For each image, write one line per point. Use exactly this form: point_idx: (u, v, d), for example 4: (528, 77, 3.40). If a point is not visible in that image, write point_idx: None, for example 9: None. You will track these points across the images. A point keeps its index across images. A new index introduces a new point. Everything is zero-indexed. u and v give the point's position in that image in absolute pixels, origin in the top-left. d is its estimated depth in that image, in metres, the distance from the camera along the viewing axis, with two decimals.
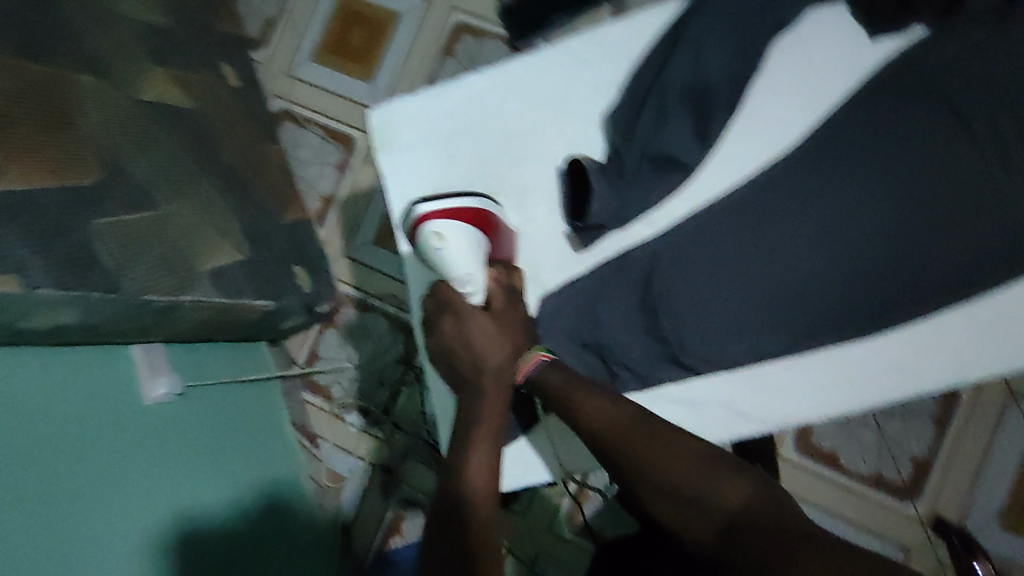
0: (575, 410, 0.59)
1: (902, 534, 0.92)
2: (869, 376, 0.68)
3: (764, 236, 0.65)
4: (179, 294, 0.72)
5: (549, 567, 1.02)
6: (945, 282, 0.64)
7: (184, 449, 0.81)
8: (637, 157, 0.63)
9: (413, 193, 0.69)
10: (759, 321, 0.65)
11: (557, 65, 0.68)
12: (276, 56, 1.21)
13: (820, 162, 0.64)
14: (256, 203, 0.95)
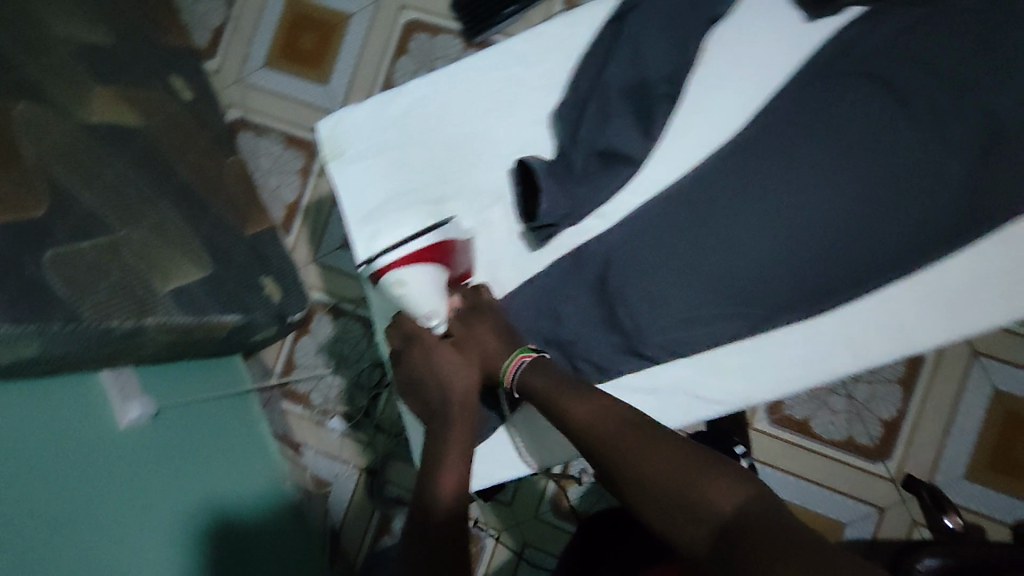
0: (563, 413, 0.56)
1: (875, 495, 0.95)
2: (818, 353, 0.68)
3: (713, 219, 0.67)
4: (141, 317, 0.73)
5: (537, 554, 1.03)
6: (887, 256, 0.66)
7: (167, 469, 0.81)
8: (584, 152, 0.63)
9: (368, 200, 0.67)
10: (714, 313, 0.67)
11: (505, 64, 0.68)
12: (226, 65, 1.19)
13: (763, 148, 0.67)
14: (215, 218, 0.95)
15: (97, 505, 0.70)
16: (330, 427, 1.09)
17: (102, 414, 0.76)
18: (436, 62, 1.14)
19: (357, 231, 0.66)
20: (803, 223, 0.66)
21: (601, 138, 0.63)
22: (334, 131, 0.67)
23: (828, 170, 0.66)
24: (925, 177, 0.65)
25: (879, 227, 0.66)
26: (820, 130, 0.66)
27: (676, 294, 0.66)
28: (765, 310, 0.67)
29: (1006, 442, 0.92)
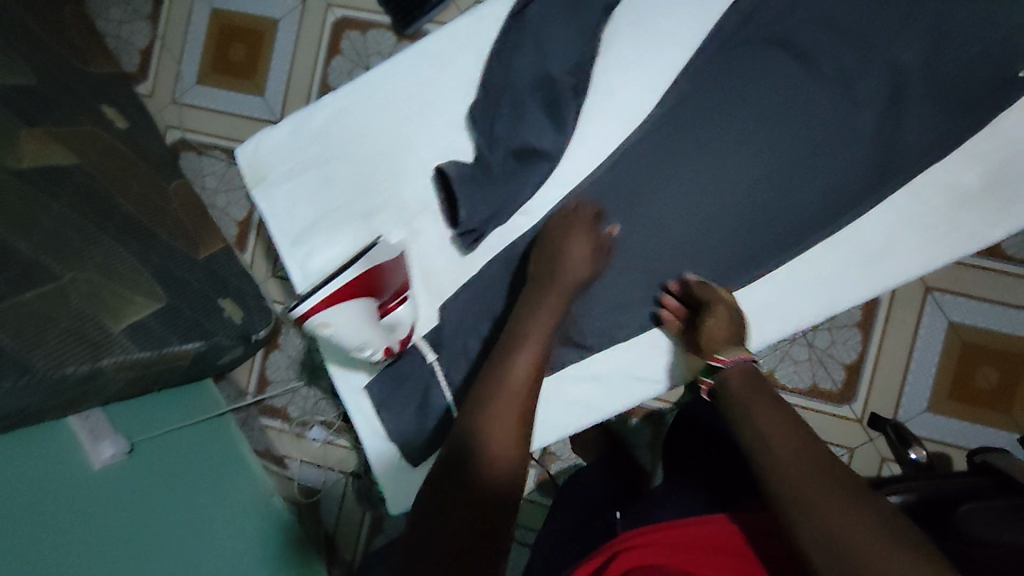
0: (751, 422, 0.61)
1: (845, 438, 0.98)
2: (793, 298, 0.77)
3: (633, 205, 0.76)
4: (98, 359, 0.73)
5: (528, 533, 1.06)
6: (797, 219, 0.75)
7: (151, 502, 0.82)
8: (501, 149, 0.71)
9: (294, 214, 0.76)
10: (634, 282, 0.78)
11: (414, 68, 0.76)
12: (158, 86, 1.17)
13: (676, 131, 0.74)
14: (164, 247, 0.95)
15: (81, 548, 0.71)
16: (311, 437, 1.11)
17: (74, 459, 0.77)
18: (369, 58, 1.11)
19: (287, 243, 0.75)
20: (710, 195, 0.75)
21: (516, 134, 0.71)
22: (256, 153, 0.77)
23: (737, 144, 0.74)
24: (823, 139, 0.73)
25: (785, 191, 0.74)
26: (722, 107, 0.74)
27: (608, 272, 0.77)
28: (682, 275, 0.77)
29: (965, 372, 0.95)
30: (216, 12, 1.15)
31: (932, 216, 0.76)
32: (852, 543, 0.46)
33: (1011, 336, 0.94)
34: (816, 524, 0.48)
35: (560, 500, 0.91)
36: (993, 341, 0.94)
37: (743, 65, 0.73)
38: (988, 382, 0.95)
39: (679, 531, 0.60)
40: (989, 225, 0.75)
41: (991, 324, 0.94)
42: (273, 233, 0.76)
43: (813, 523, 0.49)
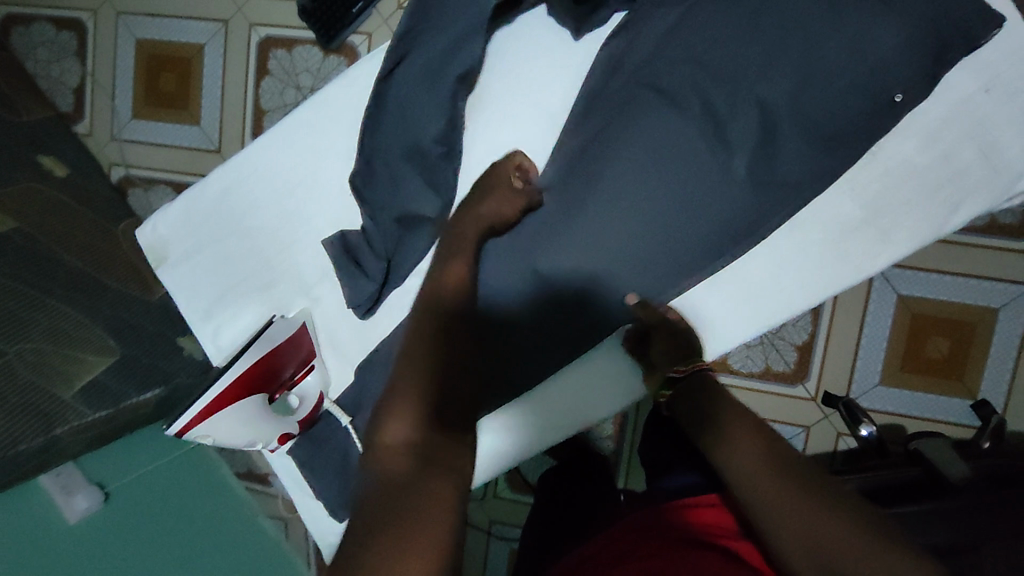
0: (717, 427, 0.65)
1: (800, 415, 1.00)
2: (764, 297, 0.74)
3: (526, 281, 0.71)
4: (50, 430, 0.78)
5: (506, 528, 1.10)
6: (732, 217, 0.69)
7: (134, 542, 0.87)
8: (384, 220, 0.72)
9: (197, 290, 0.78)
10: (544, 344, 0.74)
11: (301, 136, 0.75)
12: (96, 124, 1.16)
13: (560, 196, 0.71)
14: (115, 295, 0.96)
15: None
16: None
17: (47, 517, 0.83)
18: (299, 77, 1.09)
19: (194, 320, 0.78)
20: (598, 255, 0.70)
21: (395, 200, 0.72)
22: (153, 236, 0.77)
23: (627, 202, 0.69)
24: (715, 183, 0.68)
25: (677, 249, 0.70)
26: (603, 167, 0.69)
27: (539, 309, 0.72)
28: (583, 334, 0.74)
29: (916, 343, 0.95)
30: (141, 43, 1.13)
31: None
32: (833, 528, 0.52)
33: (960, 305, 0.93)
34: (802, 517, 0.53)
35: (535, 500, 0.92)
36: (942, 311, 0.94)
37: (619, 124, 0.69)
38: (939, 351, 0.95)
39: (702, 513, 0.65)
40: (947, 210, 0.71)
41: (940, 295, 0.93)
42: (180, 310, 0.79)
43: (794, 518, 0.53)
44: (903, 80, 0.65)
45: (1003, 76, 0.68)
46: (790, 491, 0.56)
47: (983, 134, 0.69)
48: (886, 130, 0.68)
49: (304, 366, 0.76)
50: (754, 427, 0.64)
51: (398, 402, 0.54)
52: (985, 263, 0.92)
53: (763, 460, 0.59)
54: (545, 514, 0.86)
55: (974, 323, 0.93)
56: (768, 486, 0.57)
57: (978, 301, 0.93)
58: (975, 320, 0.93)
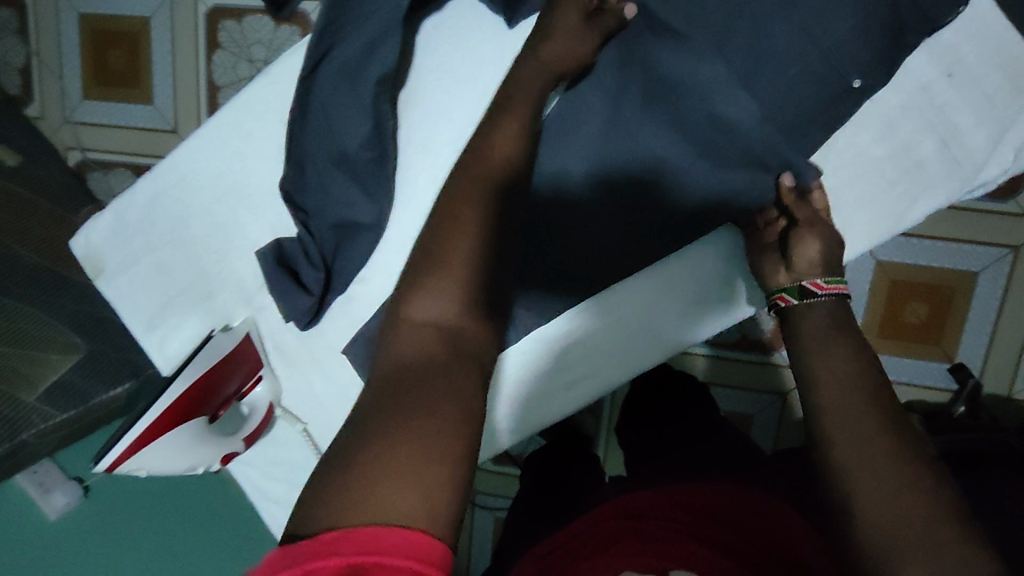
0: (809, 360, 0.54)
1: (778, 383, 0.99)
2: (889, 192, 0.67)
3: (585, 175, 0.67)
4: (15, 436, 0.78)
5: (489, 499, 1.12)
6: (810, 94, 0.62)
7: (114, 531, 0.89)
8: (319, 228, 0.69)
9: (139, 301, 0.76)
10: (609, 242, 0.68)
11: (225, 142, 0.71)
12: (47, 105, 1.11)
13: (565, 131, 0.67)
14: (79, 288, 0.94)
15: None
16: None
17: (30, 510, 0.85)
18: (251, 48, 1.04)
19: (145, 331, 0.76)
20: (669, 134, 0.65)
21: (331, 207, 0.68)
22: (90, 247, 0.74)
23: (632, 140, 0.66)
24: (715, 126, 0.64)
25: (692, 177, 0.66)
26: (613, 104, 0.66)
27: (614, 194, 0.67)
28: (596, 271, 0.69)
29: (894, 310, 0.93)
30: (84, 17, 1.07)
31: None
32: (897, 491, 0.44)
33: (940, 270, 0.91)
34: (870, 481, 0.45)
35: (523, 476, 0.88)
36: (920, 277, 0.92)
37: (632, 56, 0.65)
38: (917, 317, 0.93)
39: (702, 512, 0.59)
40: (908, 201, 0.67)
41: (918, 260, 0.91)
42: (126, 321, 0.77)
43: (856, 475, 0.46)
44: (862, 63, 0.61)
45: (964, 59, 0.64)
46: (879, 435, 0.47)
47: (945, 122, 0.65)
48: (845, 117, 0.63)
49: (248, 379, 0.74)
50: (860, 366, 0.52)
51: (439, 282, 0.44)
52: (960, 227, 0.89)
53: (857, 390, 0.50)
54: (526, 502, 0.81)
55: (953, 289, 0.91)
56: (852, 412, 0.48)
57: (956, 268, 0.90)
58: (953, 287, 0.91)
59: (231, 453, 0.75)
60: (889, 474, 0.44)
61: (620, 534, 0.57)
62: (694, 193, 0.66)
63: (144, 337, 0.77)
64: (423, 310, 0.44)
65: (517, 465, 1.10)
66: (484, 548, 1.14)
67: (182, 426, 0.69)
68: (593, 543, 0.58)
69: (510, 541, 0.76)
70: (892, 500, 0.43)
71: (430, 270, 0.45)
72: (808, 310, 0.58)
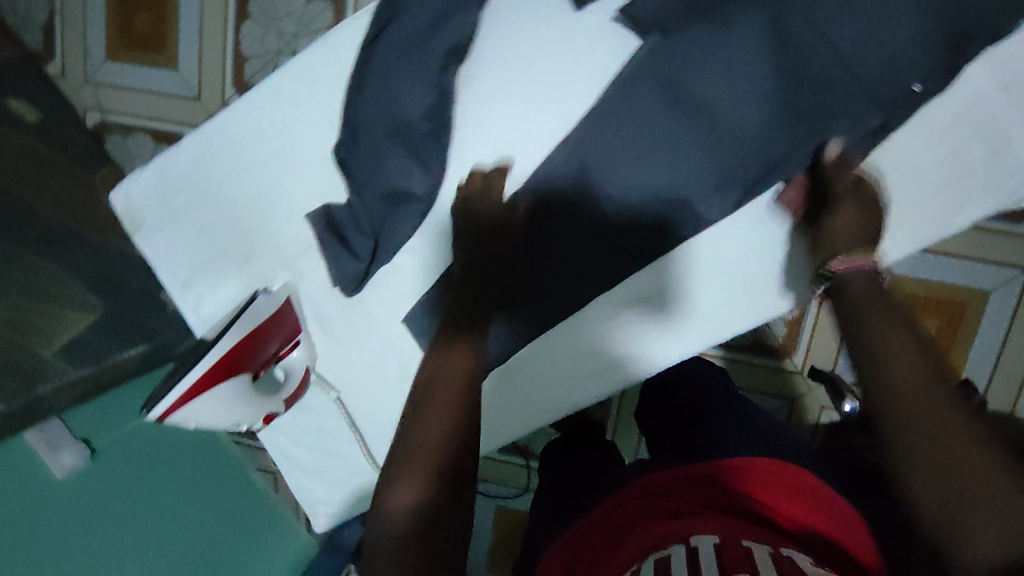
0: (869, 334, 0.54)
1: (786, 386, 1.01)
2: (927, 202, 0.69)
3: (636, 147, 0.66)
4: (31, 391, 0.80)
5: (492, 487, 1.13)
6: (871, 95, 0.62)
7: (128, 485, 0.91)
8: (370, 195, 0.71)
9: (174, 257, 0.77)
10: (653, 212, 0.67)
11: (272, 106, 0.73)
12: (69, 65, 1.10)
13: (616, 118, 0.66)
14: (95, 250, 0.93)
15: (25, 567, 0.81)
16: None
17: (34, 468, 0.84)
18: (282, 21, 1.03)
19: (178, 285, 0.78)
20: (728, 112, 0.64)
21: (381, 176, 0.70)
22: (128, 202, 0.76)
23: (682, 135, 0.65)
24: (764, 124, 0.64)
25: (749, 153, 0.65)
26: (667, 97, 0.65)
27: (662, 168, 0.66)
28: (625, 253, 0.69)
29: None
30: None
31: None
32: (984, 477, 0.43)
33: (956, 287, 0.92)
34: (959, 461, 0.44)
35: (544, 459, 0.89)
36: (934, 292, 0.93)
37: (691, 49, 0.63)
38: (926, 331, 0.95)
39: (734, 489, 0.61)
40: (946, 214, 0.69)
41: (937, 275, 0.92)
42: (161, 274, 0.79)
43: (937, 454, 0.45)
44: (921, 68, 0.61)
45: (1020, 74, 0.65)
46: (963, 423, 0.46)
47: (990, 138, 0.67)
48: (899, 121, 0.64)
49: (287, 343, 0.74)
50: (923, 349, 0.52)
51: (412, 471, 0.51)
52: (982, 247, 0.90)
53: (920, 372, 0.50)
54: (549, 484, 0.83)
55: (968, 305, 0.93)
56: (925, 393, 0.48)
57: (973, 285, 0.92)
58: (968, 304, 0.93)
59: (272, 413, 0.76)
60: (973, 460, 0.44)
61: (653, 513, 0.60)
62: (744, 172, 0.66)
63: (175, 289, 0.78)
64: (400, 496, 0.50)
65: (523, 455, 1.10)
66: (483, 535, 1.15)
67: (227, 381, 0.70)
68: (629, 520, 0.61)
69: (537, 519, 0.79)
70: (981, 485, 0.43)
71: (412, 457, 0.52)
72: (842, 286, 0.60)
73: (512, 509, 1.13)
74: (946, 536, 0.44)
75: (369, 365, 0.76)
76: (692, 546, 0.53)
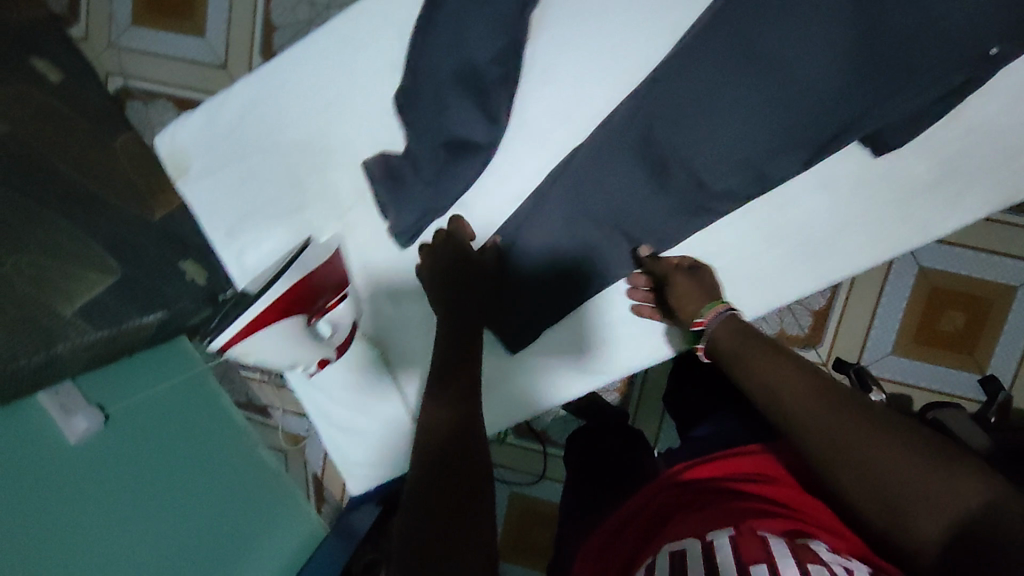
0: (755, 379, 0.61)
1: None
2: (976, 176, 0.73)
3: (710, 100, 0.68)
4: (50, 348, 0.73)
5: (506, 472, 1.11)
6: (950, 56, 0.62)
7: (140, 457, 0.89)
8: (432, 142, 0.71)
9: (222, 203, 0.80)
10: (731, 162, 0.69)
11: (329, 53, 0.76)
12: (93, 29, 1.08)
13: (688, 74, 0.68)
14: (115, 213, 0.91)
15: (34, 535, 0.75)
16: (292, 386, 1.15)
17: (47, 431, 0.81)
18: None
19: (224, 233, 0.81)
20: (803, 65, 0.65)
21: (444, 124, 0.70)
22: (174, 148, 0.79)
23: (747, 92, 0.67)
24: (807, 99, 0.66)
25: (833, 106, 0.66)
26: (737, 55, 0.67)
27: (734, 124, 0.68)
28: (695, 209, 0.73)
29: (931, 315, 0.95)
30: None
31: (914, 179, 0.74)
32: (922, 480, 0.49)
33: (980, 280, 0.93)
34: (890, 472, 0.50)
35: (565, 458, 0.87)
36: (960, 285, 0.93)
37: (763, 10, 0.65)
38: (953, 325, 0.95)
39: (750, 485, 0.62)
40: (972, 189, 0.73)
41: (962, 270, 0.93)
42: (204, 223, 0.81)
43: (877, 473, 0.50)
44: (1003, 29, 0.61)
45: None
46: (880, 432, 0.52)
47: None
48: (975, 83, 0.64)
49: (337, 294, 0.76)
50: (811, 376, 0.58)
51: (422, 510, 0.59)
52: (1007, 242, 0.91)
53: (823, 400, 0.55)
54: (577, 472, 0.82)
55: (993, 299, 0.93)
56: (833, 418, 0.54)
57: (996, 279, 0.92)
58: (993, 298, 0.93)
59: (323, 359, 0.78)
60: (904, 462, 0.50)
61: (670, 515, 0.62)
62: (810, 133, 0.67)
63: (219, 238, 0.81)
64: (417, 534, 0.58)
65: (538, 439, 1.09)
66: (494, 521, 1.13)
67: (287, 318, 0.69)
68: (646, 528, 0.62)
69: (573, 512, 0.78)
70: (921, 488, 0.49)
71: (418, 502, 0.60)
72: (712, 338, 0.69)
73: (526, 496, 1.11)
74: (880, 523, 0.50)
75: (419, 315, 0.84)
76: (709, 541, 0.54)
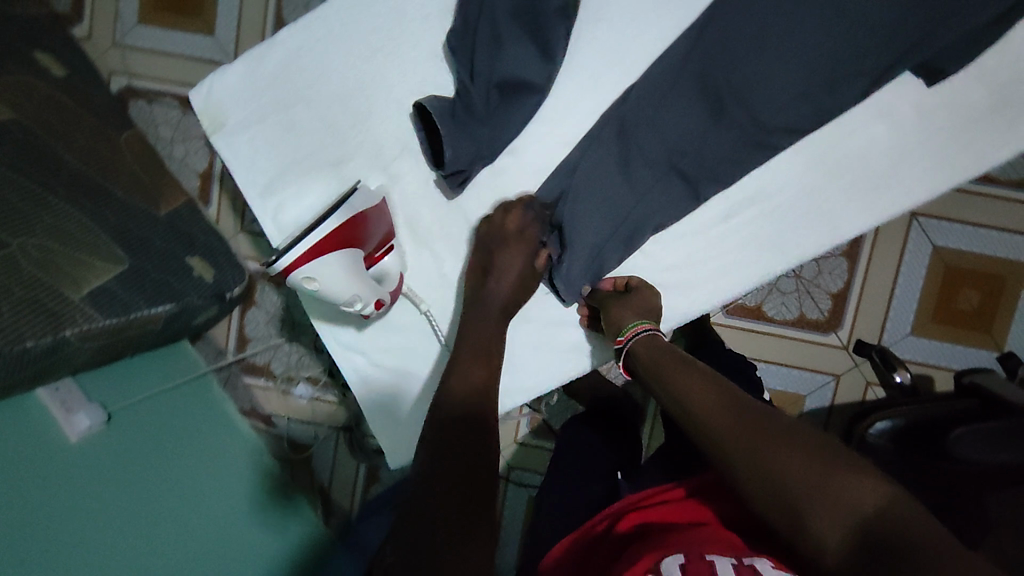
0: (667, 390, 0.62)
1: (830, 364, 0.99)
2: (999, 131, 0.76)
3: (760, 36, 0.71)
4: (58, 331, 0.70)
5: (523, 475, 1.07)
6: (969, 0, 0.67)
7: (141, 459, 0.84)
8: (487, 80, 0.74)
9: (259, 154, 0.82)
10: (790, 95, 0.72)
11: (376, 12, 0.79)
12: (97, 29, 1.06)
13: (739, 11, 0.71)
14: (123, 205, 0.88)
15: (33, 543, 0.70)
16: (298, 393, 1.12)
17: (47, 429, 0.76)
18: None
19: (259, 185, 0.82)
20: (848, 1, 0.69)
21: (500, 63, 0.73)
22: (212, 99, 0.81)
23: (797, 37, 0.70)
24: (833, 54, 0.70)
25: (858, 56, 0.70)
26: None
27: (783, 66, 0.71)
28: (757, 146, 0.75)
29: (947, 295, 0.96)
30: None
31: (934, 141, 0.77)
32: (814, 481, 0.48)
33: (992, 258, 0.94)
34: (780, 476, 0.49)
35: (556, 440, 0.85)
36: (973, 263, 0.95)
37: None
38: (969, 303, 0.96)
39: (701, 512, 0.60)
40: (1002, 140, 0.76)
41: (974, 247, 0.94)
42: (238, 175, 0.82)
43: (767, 474, 0.50)
44: None
45: None
46: (775, 439, 0.51)
47: None
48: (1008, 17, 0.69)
49: (383, 246, 0.77)
50: (714, 385, 0.59)
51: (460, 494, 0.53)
52: (1018, 217, 0.93)
53: (722, 409, 0.56)
54: (574, 462, 0.80)
55: (1006, 275, 0.94)
56: (732, 426, 0.54)
57: (1008, 256, 0.94)
58: (1005, 273, 0.95)
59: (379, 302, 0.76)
60: (795, 462, 0.49)
61: (642, 533, 0.59)
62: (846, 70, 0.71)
63: (253, 190, 0.82)
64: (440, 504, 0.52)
65: None
66: (511, 528, 1.08)
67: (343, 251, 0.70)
68: (619, 538, 0.61)
69: (572, 507, 0.75)
70: (814, 487, 0.47)
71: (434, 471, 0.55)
72: (630, 353, 0.70)
73: None
74: (780, 527, 0.49)
75: (445, 295, 0.83)
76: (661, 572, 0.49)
